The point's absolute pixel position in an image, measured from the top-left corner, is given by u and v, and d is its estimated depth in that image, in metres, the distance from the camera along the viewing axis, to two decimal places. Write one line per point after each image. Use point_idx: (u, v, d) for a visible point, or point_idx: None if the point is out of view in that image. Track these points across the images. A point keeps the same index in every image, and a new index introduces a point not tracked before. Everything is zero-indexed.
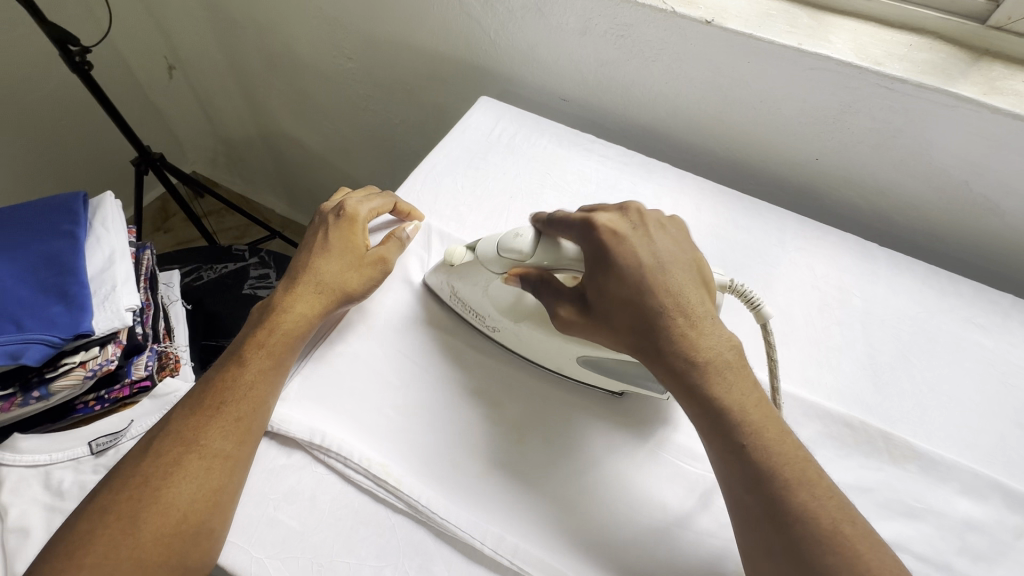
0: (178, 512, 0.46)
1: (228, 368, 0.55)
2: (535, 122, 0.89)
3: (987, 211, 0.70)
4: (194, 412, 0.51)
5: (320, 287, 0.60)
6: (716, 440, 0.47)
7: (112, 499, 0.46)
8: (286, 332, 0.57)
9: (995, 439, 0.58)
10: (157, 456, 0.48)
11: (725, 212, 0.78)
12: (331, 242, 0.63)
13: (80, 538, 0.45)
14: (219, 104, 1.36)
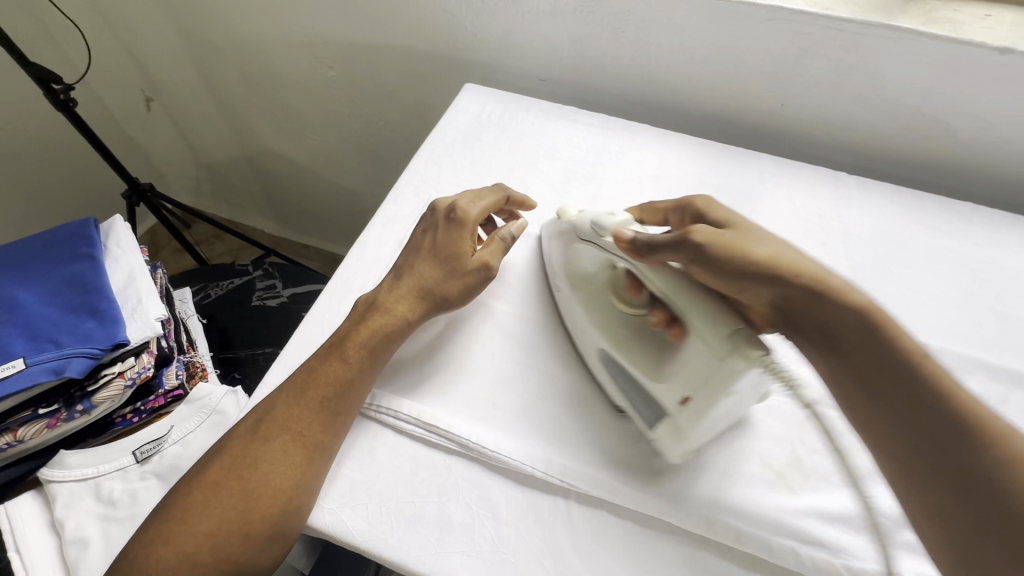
0: (280, 493, 0.45)
1: (322, 358, 0.51)
2: (520, 97, 0.81)
3: (941, 130, 0.71)
4: (296, 404, 0.48)
5: (417, 289, 0.55)
6: (863, 374, 0.40)
7: (224, 473, 0.46)
8: (378, 330, 0.52)
9: (973, 326, 0.58)
10: (264, 441, 0.47)
11: (705, 158, 0.74)
12: (439, 241, 0.57)
13: (192, 509, 0.44)
14: (201, 130, 1.39)
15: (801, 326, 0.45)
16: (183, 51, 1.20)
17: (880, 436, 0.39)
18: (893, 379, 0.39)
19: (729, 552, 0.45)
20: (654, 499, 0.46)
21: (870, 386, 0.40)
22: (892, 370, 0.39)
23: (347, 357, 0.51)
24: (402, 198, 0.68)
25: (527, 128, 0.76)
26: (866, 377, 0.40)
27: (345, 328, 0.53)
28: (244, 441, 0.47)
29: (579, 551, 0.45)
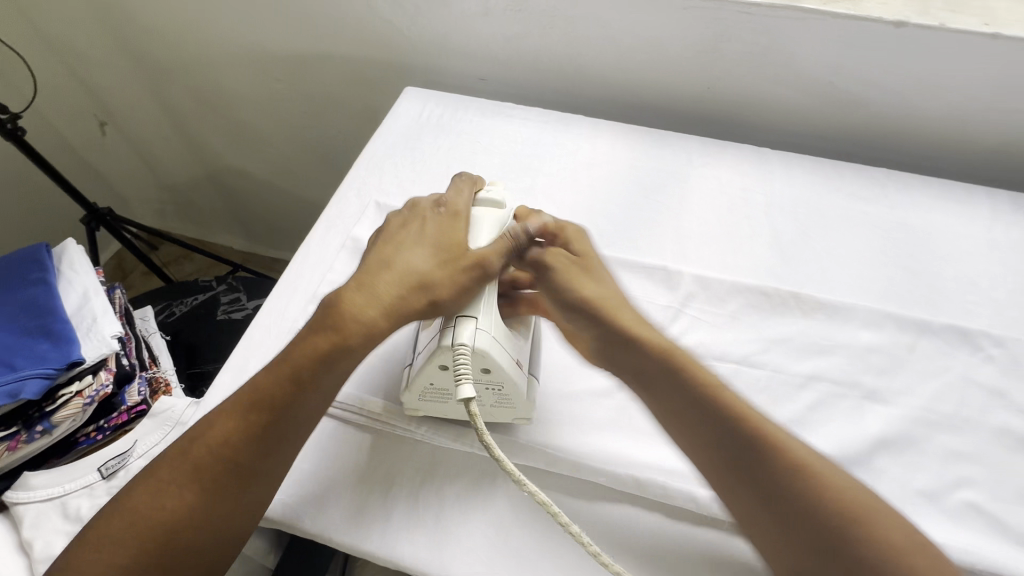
0: (212, 526, 0.44)
1: (271, 374, 0.47)
2: (458, 97, 0.84)
3: (854, 101, 0.75)
4: (234, 427, 0.46)
5: (395, 284, 0.49)
6: (699, 429, 0.44)
7: (151, 509, 0.43)
8: (343, 344, 0.47)
9: (885, 283, 0.62)
10: (197, 476, 0.44)
11: (636, 145, 0.77)
12: (427, 236, 0.52)
13: (116, 539, 0.43)
14: (158, 151, 1.40)
15: (649, 380, 0.47)
16: (134, 72, 1.21)
17: (716, 480, 0.43)
18: (723, 432, 0.43)
19: (658, 507, 0.48)
20: (590, 465, 0.49)
21: (705, 438, 0.44)
22: (721, 425, 0.43)
23: (302, 378, 0.47)
24: (344, 201, 0.71)
25: (464, 127, 0.79)
26: (701, 431, 0.44)
27: (310, 331, 0.48)
28: (175, 467, 0.45)
29: (520, 518, 0.48)
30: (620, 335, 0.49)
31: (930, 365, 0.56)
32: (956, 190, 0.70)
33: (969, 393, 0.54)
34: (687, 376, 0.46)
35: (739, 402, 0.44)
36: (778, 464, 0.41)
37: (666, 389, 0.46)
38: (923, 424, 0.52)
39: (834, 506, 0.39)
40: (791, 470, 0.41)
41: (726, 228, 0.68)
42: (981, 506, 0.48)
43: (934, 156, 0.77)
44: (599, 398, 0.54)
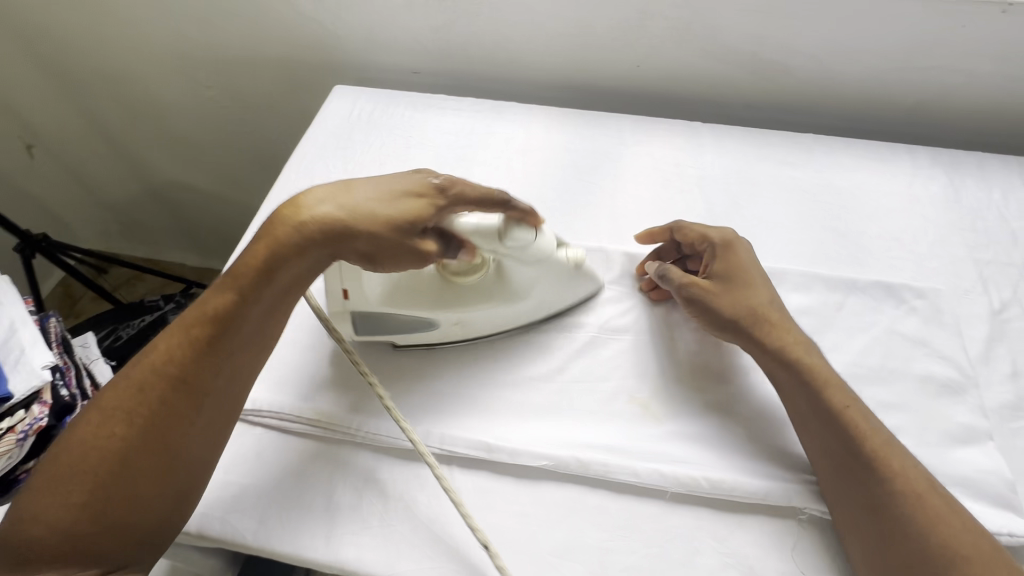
0: (163, 454, 0.44)
1: (211, 295, 0.47)
2: (390, 91, 0.82)
3: (779, 70, 0.76)
4: (176, 348, 0.46)
5: (335, 205, 0.47)
6: (829, 439, 0.46)
7: (97, 433, 0.43)
8: (280, 258, 0.47)
9: (814, 246, 0.64)
10: (143, 392, 0.44)
11: (571, 128, 0.77)
12: (393, 178, 0.50)
13: (64, 475, 0.42)
14: (93, 173, 1.30)
15: (784, 391, 0.49)
16: (55, 88, 1.14)
17: (831, 483, 0.46)
18: (848, 446, 0.45)
19: (601, 486, 0.49)
20: (530, 451, 0.49)
21: (829, 447, 0.46)
22: (851, 441, 0.45)
23: (241, 298, 0.47)
24: (274, 207, 0.69)
25: (397, 122, 0.78)
26: (831, 450, 0.46)
27: (251, 251, 0.47)
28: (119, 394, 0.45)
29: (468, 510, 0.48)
30: (767, 344, 0.50)
31: (857, 321, 0.57)
32: (878, 150, 0.72)
33: (894, 344, 0.56)
34: (824, 383, 0.47)
35: (870, 429, 0.45)
36: (898, 487, 0.43)
37: (805, 391, 0.48)
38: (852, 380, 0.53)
39: (943, 533, 0.41)
40: (908, 496, 0.42)
41: (660, 204, 0.68)
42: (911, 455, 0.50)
43: (859, 116, 0.79)
44: (541, 385, 0.54)
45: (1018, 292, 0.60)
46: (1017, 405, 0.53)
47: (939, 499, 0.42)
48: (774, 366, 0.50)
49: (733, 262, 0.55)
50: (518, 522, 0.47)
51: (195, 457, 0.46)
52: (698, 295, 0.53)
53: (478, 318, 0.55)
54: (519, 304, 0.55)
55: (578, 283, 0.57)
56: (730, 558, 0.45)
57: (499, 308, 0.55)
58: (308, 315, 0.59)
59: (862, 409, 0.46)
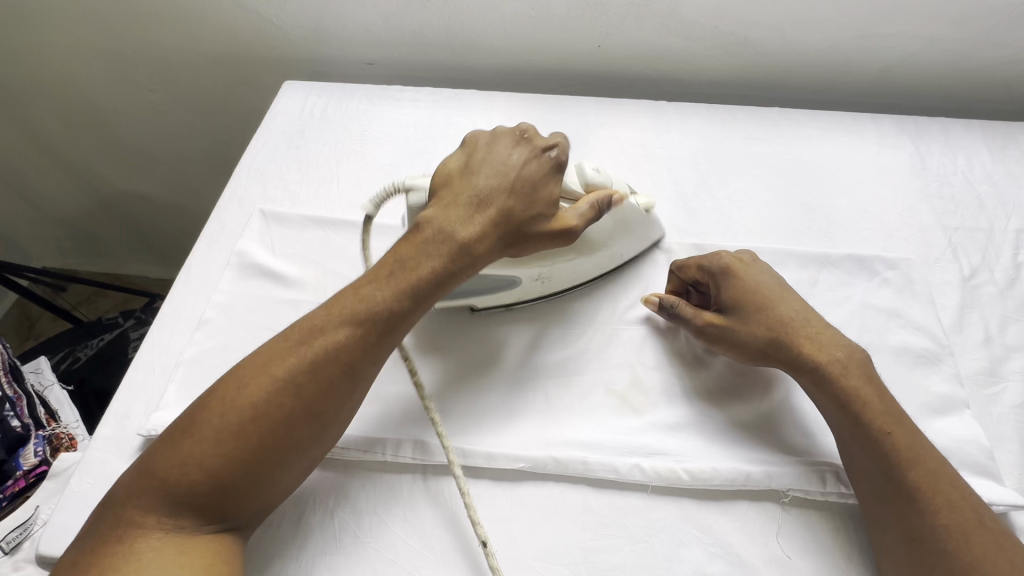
0: (315, 437, 0.42)
1: (377, 282, 0.44)
2: (343, 85, 0.78)
3: (742, 43, 0.74)
4: (349, 331, 0.42)
5: (488, 207, 0.47)
6: (866, 462, 0.44)
7: (258, 406, 0.40)
8: (462, 258, 0.46)
9: (786, 222, 0.63)
10: (310, 377, 0.41)
11: (534, 114, 0.74)
12: (513, 160, 0.49)
13: (224, 434, 0.39)
14: (35, 187, 1.20)
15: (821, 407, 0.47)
16: None
17: (868, 509, 0.44)
18: (889, 475, 0.42)
19: (581, 483, 0.47)
20: (506, 453, 0.48)
21: (868, 472, 0.43)
22: (892, 470, 0.42)
23: (418, 297, 0.45)
24: (226, 214, 0.65)
25: (352, 116, 0.74)
26: (863, 465, 0.44)
27: (413, 252, 0.45)
28: (282, 369, 0.41)
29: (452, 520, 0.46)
30: (796, 360, 0.48)
31: (831, 296, 0.56)
32: (843, 121, 0.72)
33: (869, 317, 0.55)
34: (873, 411, 0.44)
35: (907, 443, 0.43)
36: (939, 521, 0.40)
37: (845, 416, 0.45)
38: None
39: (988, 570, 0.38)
40: (950, 528, 0.40)
41: (629, 188, 0.66)
42: None
43: (824, 88, 0.78)
44: (520, 384, 0.52)
45: (986, 257, 0.60)
46: (990, 370, 0.53)
47: (985, 533, 0.39)
48: (813, 390, 0.47)
49: (742, 289, 0.51)
50: (498, 527, 0.45)
51: (333, 438, 0.44)
52: (715, 330, 0.50)
53: (562, 269, 0.54)
54: (597, 255, 0.55)
55: (642, 231, 0.58)
56: (716, 549, 0.44)
57: (576, 260, 0.54)
58: (264, 326, 0.56)
59: (913, 433, 0.44)
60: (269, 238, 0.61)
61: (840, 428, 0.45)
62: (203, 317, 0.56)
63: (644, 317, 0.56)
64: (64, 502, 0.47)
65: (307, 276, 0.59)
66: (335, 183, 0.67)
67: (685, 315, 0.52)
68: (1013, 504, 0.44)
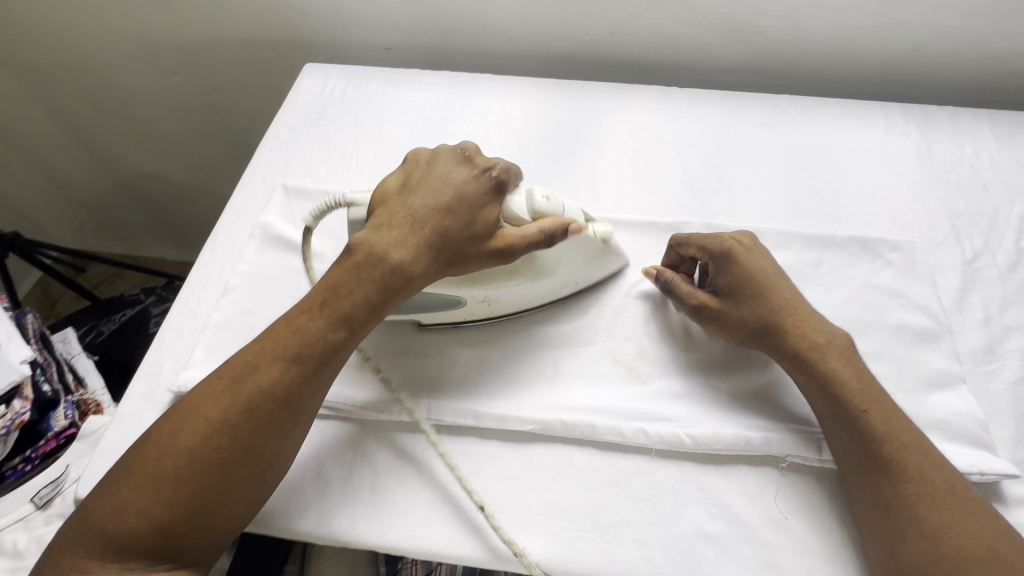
0: (257, 468, 0.43)
1: (308, 316, 0.46)
2: (362, 68, 0.81)
3: (753, 31, 0.76)
4: (280, 365, 0.44)
5: (420, 231, 0.48)
6: (844, 437, 0.45)
7: (190, 449, 0.41)
8: (393, 284, 0.47)
9: (792, 205, 0.65)
10: (242, 412, 0.42)
11: (547, 98, 0.76)
12: (452, 179, 0.50)
13: (162, 479, 0.40)
14: (60, 167, 1.24)
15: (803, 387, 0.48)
16: (9, 79, 1.07)
17: (849, 482, 0.45)
18: (865, 448, 0.44)
19: (587, 445, 0.50)
20: (517, 415, 0.50)
21: (846, 446, 0.45)
22: (869, 443, 0.44)
23: (351, 324, 0.46)
24: (250, 188, 0.68)
25: (371, 99, 0.76)
26: (843, 441, 0.45)
27: (344, 282, 0.47)
28: (215, 410, 0.42)
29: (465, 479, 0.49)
30: (784, 340, 0.49)
31: (834, 275, 0.58)
32: (851, 108, 0.73)
33: (871, 296, 0.56)
34: (851, 389, 0.46)
35: (884, 419, 0.45)
36: (912, 489, 0.42)
37: (825, 395, 0.47)
38: None
39: (955, 533, 0.40)
40: (920, 495, 0.42)
41: (639, 170, 0.68)
42: None
43: (835, 76, 0.80)
44: (531, 353, 0.54)
45: (989, 241, 0.61)
46: (988, 348, 0.54)
47: (955, 500, 0.41)
48: (793, 372, 0.49)
49: (740, 272, 0.52)
50: (507, 484, 0.48)
51: (284, 463, 0.45)
52: (711, 310, 0.52)
53: (506, 294, 0.53)
54: (548, 280, 0.54)
55: (607, 256, 0.56)
56: (716, 509, 0.46)
57: (524, 285, 0.53)
58: (285, 294, 0.58)
59: (889, 409, 0.46)
60: (291, 212, 0.64)
61: (820, 407, 0.47)
62: (229, 284, 0.58)
63: (651, 292, 0.58)
64: (101, 451, 0.50)
65: (326, 247, 0.61)
66: (354, 161, 0.70)
67: (680, 294, 0.54)
68: (1004, 472, 0.46)
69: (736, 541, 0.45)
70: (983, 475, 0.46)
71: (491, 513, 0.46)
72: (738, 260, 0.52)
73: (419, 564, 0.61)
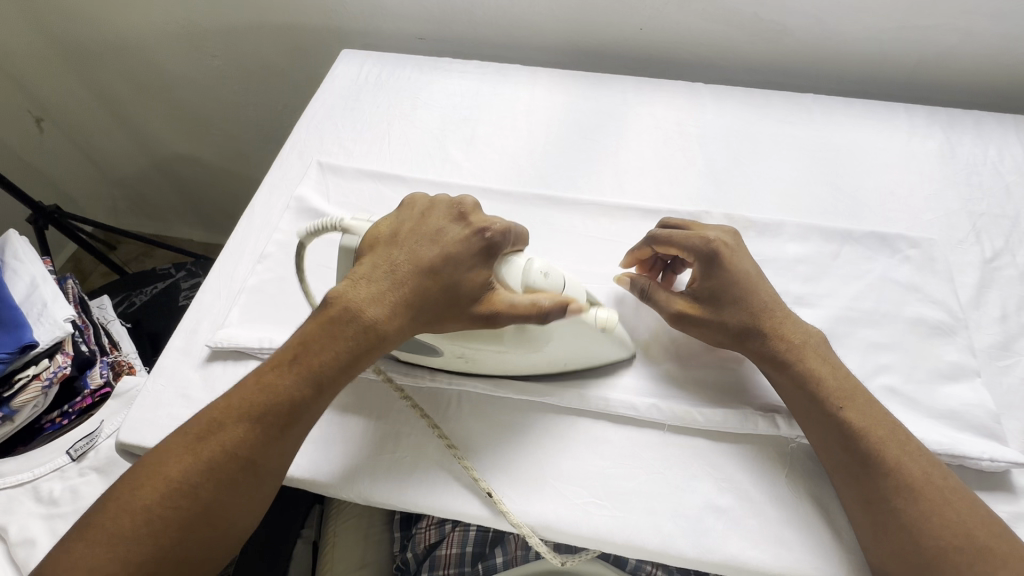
0: (216, 529, 0.41)
1: (277, 373, 0.45)
2: (396, 56, 0.84)
3: (779, 31, 0.77)
4: (246, 425, 0.43)
5: (398, 289, 0.46)
6: (825, 434, 0.46)
7: (146, 507, 0.40)
8: (365, 344, 0.45)
9: (812, 201, 0.66)
10: (203, 473, 0.41)
11: (575, 89, 0.78)
12: (440, 234, 0.48)
13: (118, 538, 0.39)
14: (100, 145, 1.29)
15: (782, 388, 0.48)
16: (60, 58, 1.12)
17: (832, 474, 0.46)
18: (844, 443, 0.45)
19: (602, 418, 0.51)
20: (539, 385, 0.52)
21: (827, 444, 0.46)
22: (847, 438, 0.45)
23: (320, 383, 0.45)
24: (287, 164, 0.71)
25: (403, 84, 0.79)
26: (823, 439, 0.46)
27: (316, 338, 0.45)
28: (174, 471, 0.41)
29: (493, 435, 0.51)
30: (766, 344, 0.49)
31: (852, 269, 0.59)
32: (874, 108, 0.74)
33: (888, 290, 0.57)
34: (828, 387, 0.46)
35: (862, 415, 0.45)
36: (889, 481, 0.43)
37: (804, 397, 0.47)
38: (847, 322, 0.55)
39: (934, 524, 0.41)
40: (899, 488, 0.42)
41: (662, 161, 0.70)
42: (899, 389, 0.51)
43: (861, 78, 0.80)
44: None
45: (1009, 242, 0.62)
46: (1004, 345, 0.55)
47: (934, 488, 0.42)
48: (773, 373, 0.49)
49: (719, 278, 0.51)
50: (525, 451, 0.50)
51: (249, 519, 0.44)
52: (686, 317, 0.52)
53: (484, 355, 0.50)
54: (535, 353, 0.49)
55: (605, 343, 0.50)
56: (726, 484, 0.47)
57: (508, 353, 0.49)
58: (317, 263, 0.61)
59: (865, 403, 0.46)
60: (324, 187, 0.67)
61: (799, 409, 0.47)
62: (264, 252, 0.61)
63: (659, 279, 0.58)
64: (141, 400, 0.53)
65: None
66: (386, 143, 0.72)
67: (657, 299, 0.53)
68: (1014, 461, 0.46)
69: (745, 516, 0.46)
70: (993, 462, 0.47)
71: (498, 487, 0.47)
72: (717, 268, 0.51)
73: (433, 531, 0.65)
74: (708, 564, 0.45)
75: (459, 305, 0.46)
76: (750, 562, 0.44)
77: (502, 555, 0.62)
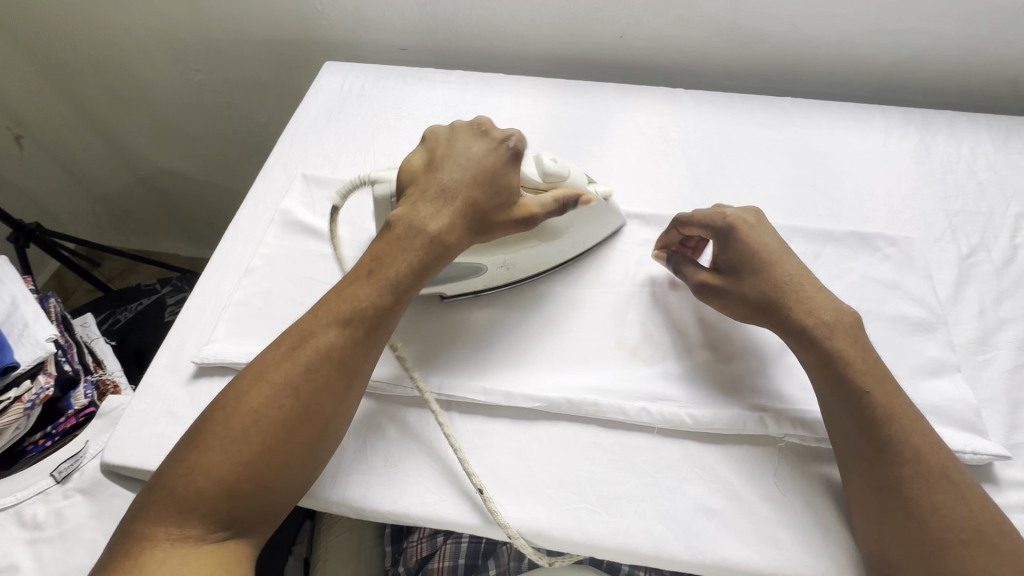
0: (317, 431, 0.43)
1: (356, 284, 0.47)
2: (379, 67, 0.84)
3: (756, 37, 0.78)
4: (337, 328, 0.45)
5: (453, 200, 0.49)
6: (845, 422, 0.46)
7: (253, 410, 0.42)
8: (434, 251, 0.48)
9: (793, 202, 0.67)
10: (302, 376, 0.43)
11: (558, 96, 0.79)
12: (474, 152, 0.52)
13: (226, 441, 0.41)
14: (83, 162, 1.27)
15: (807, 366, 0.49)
16: (40, 75, 1.11)
17: (842, 464, 0.46)
18: (863, 428, 0.45)
19: (592, 423, 0.51)
20: (526, 393, 0.52)
21: (845, 430, 0.46)
22: (867, 423, 0.45)
23: (399, 290, 0.47)
24: (271, 177, 0.71)
25: (388, 94, 0.79)
26: (842, 424, 0.46)
27: (387, 250, 0.48)
28: (276, 377, 0.43)
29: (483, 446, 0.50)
30: (791, 323, 0.49)
31: (832, 270, 0.60)
32: (850, 111, 0.76)
33: (869, 289, 0.58)
34: (856, 368, 0.47)
35: (886, 400, 0.45)
36: (902, 470, 0.43)
37: (827, 378, 0.47)
38: None
39: (942, 516, 0.41)
40: (910, 479, 0.43)
41: (645, 167, 0.70)
42: None
43: (837, 82, 0.82)
44: (539, 339, 0.56)
45: (984, 238, 0.63)
46: (981, 340, 0.56)
47: (941, 481, 0.43)
48: (799, 349, 0.50)
49: (745, 250, 0.53)
50: (516, 458, 0.50)
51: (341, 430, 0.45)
52: (709, 286, 0.54)
53: (524, 258, 0.56)
54: (557, 242, 0.57)
55: (606, 215, 0.60)
56: (716, 485, 0.48)
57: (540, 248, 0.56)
58: (304, 276, 0.60)
59: (890, 387, 0.46)
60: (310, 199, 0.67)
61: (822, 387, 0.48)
62: (250, 266, 0.61)
63: (653, 280, 0.59)
64: (126, 418, 0.52)
65: (344, 233, 0.63)
66: (370, 154, 0.72)
67: (687, 271, 0.56)
68: (996, 454, 0.47)
69: (734, 517, 0.46)
70: (976, 455, 0.48)
71: (487, 496, 0.47)
72: (743, 241, 0.53)
73: (424, 544, 0.65)
74: (700, 566, 0.45)
75: (503, 210, 0.50)
76: (742, 563, 0.44)
77: (494, 567, 0.62)
